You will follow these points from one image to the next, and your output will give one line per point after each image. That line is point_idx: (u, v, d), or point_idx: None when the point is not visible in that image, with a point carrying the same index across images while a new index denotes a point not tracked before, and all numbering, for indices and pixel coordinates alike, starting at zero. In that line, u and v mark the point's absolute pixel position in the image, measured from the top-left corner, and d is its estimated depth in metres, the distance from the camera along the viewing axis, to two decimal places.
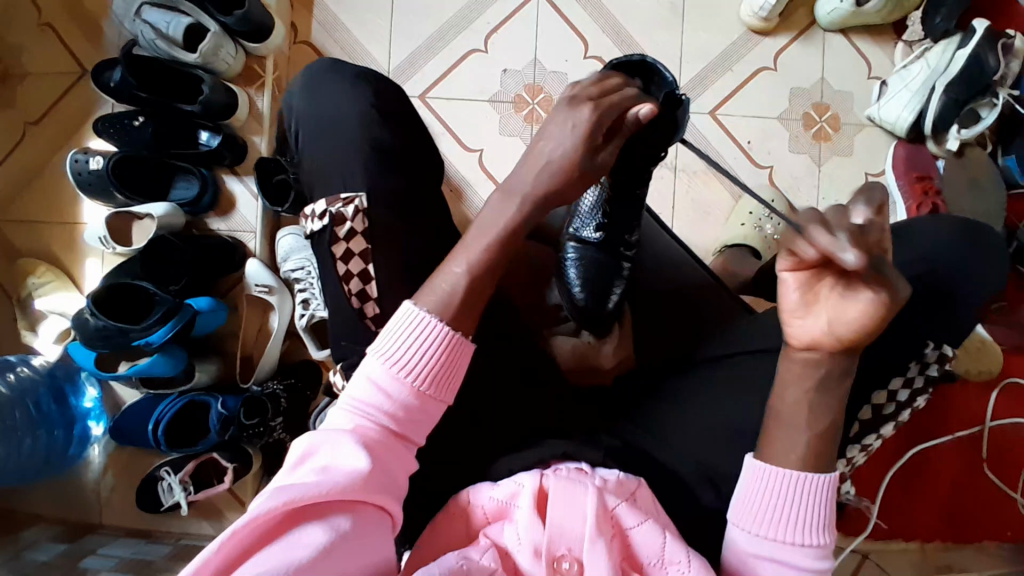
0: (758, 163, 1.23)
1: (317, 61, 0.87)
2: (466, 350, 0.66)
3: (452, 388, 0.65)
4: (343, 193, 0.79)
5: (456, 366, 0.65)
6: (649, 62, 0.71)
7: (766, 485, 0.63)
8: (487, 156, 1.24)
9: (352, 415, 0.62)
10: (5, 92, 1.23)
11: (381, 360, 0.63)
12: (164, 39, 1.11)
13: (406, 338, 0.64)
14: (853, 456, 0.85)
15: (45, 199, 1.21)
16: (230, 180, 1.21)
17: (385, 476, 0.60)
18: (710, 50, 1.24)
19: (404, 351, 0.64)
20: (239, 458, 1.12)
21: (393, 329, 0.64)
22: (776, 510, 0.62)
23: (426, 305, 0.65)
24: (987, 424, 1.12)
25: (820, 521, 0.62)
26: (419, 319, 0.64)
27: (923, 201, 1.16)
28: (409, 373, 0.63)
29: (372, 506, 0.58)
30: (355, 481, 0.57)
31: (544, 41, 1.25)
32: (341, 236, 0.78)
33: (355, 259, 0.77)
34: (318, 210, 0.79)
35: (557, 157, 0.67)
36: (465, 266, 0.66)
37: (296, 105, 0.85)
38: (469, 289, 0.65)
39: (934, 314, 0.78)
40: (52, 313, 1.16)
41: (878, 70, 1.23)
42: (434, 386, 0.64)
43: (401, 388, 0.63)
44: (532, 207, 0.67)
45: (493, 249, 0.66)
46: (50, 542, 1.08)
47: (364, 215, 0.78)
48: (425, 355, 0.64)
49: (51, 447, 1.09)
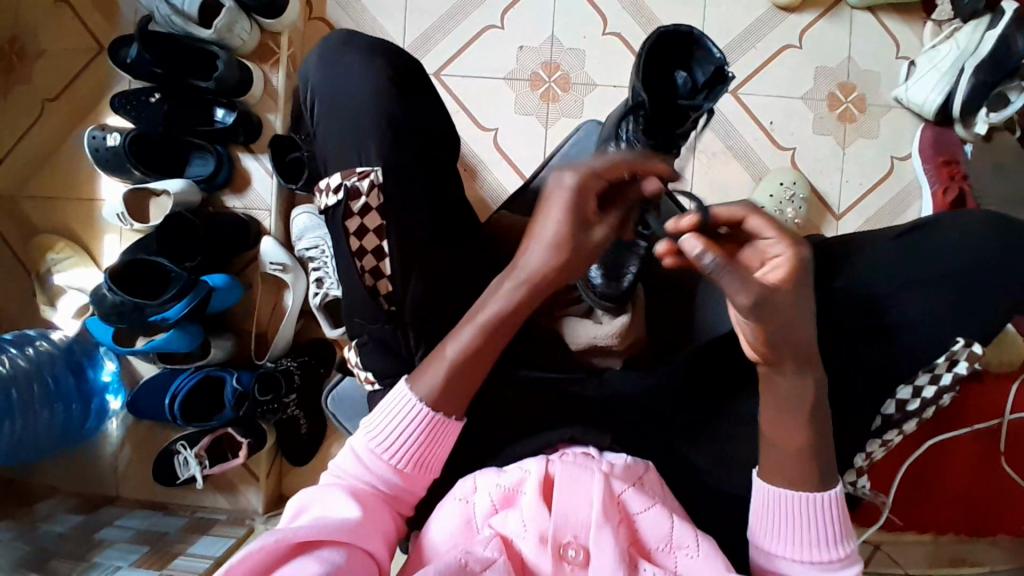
0: (781, 145, 1.20)
1: (331, 34, 0.84)
2: (449, 428, 0.68)
3: (434, 463, 0.69)
4: (359, 166, 0.78)
5: (440, 445, 0.68)
6: (696, 33, 0.81)
7: (773, 506, 0.63)
8: (502, 135, 1.22)
9: (333, 483, 0.67)
10: (24, 68, 1.23)
11: (363, 437, 0.68)
12: (179, 15, 1.10)
13: (392, 418, 0.68)
14: (874, 451, 0.79)
15: (63, 175, 1.22)
16: (246, 157, 1.20)
17: (372, 527, 0.64)
18: (732, 25, 1.21)
19: (386, 429, 0.68)
20: (252, 434, 1.14)
21: (381, 408, 0.69)
22: (793, 534, 0.63)
23: (420, 391, 0.68)
24: (1007, 417, 1.06)
25: (834, 537, 0.62)
26: (404, 400, 0.68)
27: (949, 185, 1.14)
28: (388, 451, 0.67)
29: (360, 552, 0.62)
30: (343, 527, 0.61)
31: (561, 17, 1.22)
32: (355, 211, 0.77)
33: (369, 235, 0.77)
34: (332, 183, 0.78)
35: (547, 238, 0.64)
36: (457, 350, 0.67)
37: (308, 78, 0.83)
38: (453, 377, 0.67)
39: (965, 308, 0.75)
40: (70, 288, 1.18)
41: (906, 49, 1.19)
42: (412, 463, 0.67)
43: (382, 465, 0.67)
44: (518, 297, 0.66)
45: (479, 335, 0.67)
46: (69, 513, 1.10)
47: (379, 190, 0.77)
48: (408, 436, 0.67)
49: (70, 420, 1.11)
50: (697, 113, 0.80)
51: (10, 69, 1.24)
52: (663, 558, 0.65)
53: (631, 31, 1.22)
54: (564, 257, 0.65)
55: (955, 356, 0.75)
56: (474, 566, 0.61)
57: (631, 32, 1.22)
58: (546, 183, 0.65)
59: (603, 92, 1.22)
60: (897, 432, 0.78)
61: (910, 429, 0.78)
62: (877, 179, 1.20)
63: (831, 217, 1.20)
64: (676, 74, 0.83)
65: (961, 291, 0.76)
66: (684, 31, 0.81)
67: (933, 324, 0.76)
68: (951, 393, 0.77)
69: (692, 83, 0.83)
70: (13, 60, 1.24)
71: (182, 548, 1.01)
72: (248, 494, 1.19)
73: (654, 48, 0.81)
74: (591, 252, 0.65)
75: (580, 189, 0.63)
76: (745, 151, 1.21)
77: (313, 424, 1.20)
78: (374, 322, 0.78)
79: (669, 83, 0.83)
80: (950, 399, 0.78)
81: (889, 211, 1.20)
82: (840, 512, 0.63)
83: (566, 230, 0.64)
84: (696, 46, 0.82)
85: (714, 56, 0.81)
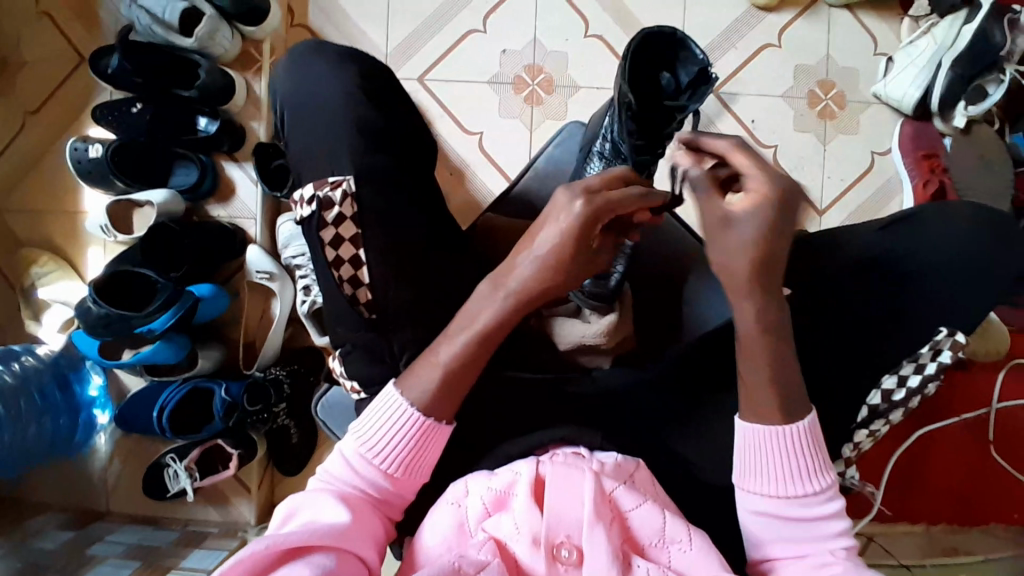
0: (764, 142, 1.21)
1: (299, 44, 0.84)
2: (439, 433, 0.68)
3: (425, 468, 0.69)
4: (331, 176, 0.78)
5: (429, 450, 0.68)
6: (680, 35, 0.81)
7: (755, 445, 0.65)
8: (487, 138, 1.23)
9: (321, 488, 0.67)
10: (4, 81, 1.23)
11: (352, 441, 0.68)
12: (161, 24, 1.11)
13: (380, 422, 0.68)
14: (860, 441, 0.78)
15: (46, 188, 1.21)
16: (229, 165, 1.20)
17: (362, 532, 0.64)
18: (713, 25, 1.22)
19: (375, 435, 0.67)
20: (243, 444, 1.13)
21: (370, 413, 0.69)
22: (777, 469, 0.64)
23: (410, 396, 0.67)
24: (994, 407, 1.09)
25: (811, 471, 0.64)
26: (393, 403, 0.68)
27: (930, 179, 1.15)
28: (378, 456, 0.67)
29: (351, 555, 0.62)
30: (333, 532, 0.61)
31: (543, 20, 1.23)
32: (329, 221, 0.77)
33: (345, 245, 0.77)
34: (306, 194, 0.78)
35: (541, 250, 0.64)
36: (450, 354, 0.67)
37: (280, 92, 0.83)
38: (443, 383, 0.67)
39: (947, 298, 0.76)
40: (55, 302, 1.17)
41: (884, 46, 1.21)
42: (401, 467, 0.67)
43: (371, 471, 0.67)
44: (511, 305, 0.66)
45: (473, 344, 0.66)
46: (59, 529, 1.09)
47: (353, 199, 0.77)
48: (398, 442, 0.67)
49: (56, 435, 1.09)
50: (682, 115, 0.82)
51: None
52: (657, 554, 0.65)
53: (613, 33, 1.23)
54: (553, 276, 0.64)
55: (938, 345, 0.76)
56: (467, 570, 0.61)
57: (613, 34, 1.23)
58: (551, 200, 0.64)
59: (587, 93, 1.22)
60: (882, 421, 0.77)
61: (896, 418, 0.77)
62: (860, 174, 1.21)
63: (814, 213, 1.21)
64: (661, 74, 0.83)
65: (943, 281, 0.77)
66: (668, 34, 0.80)
67: (917, 315, 0.76)
68: (936, 380, 0.77)
69: (676, 85, 0.83)
70: None
71: (174, 561, 1.00)
72: (240, 505, 1.18)
73: (640, 50, 0.80)
74: (579, 272, 0.65)
75: (589, 219, 0.62)
76: None
77: (303, 433, 1.19)
78: (357, 331, 0.77)
79: (653, 83, 0.83)
80: (935, 388, 0.77)
81: (872, 205, 1.21)
82: (819, 447, 0.65)
83: (561, 253, 0.63)
84: (679, 46, 0.82)
85: (697, 58, 0.81)
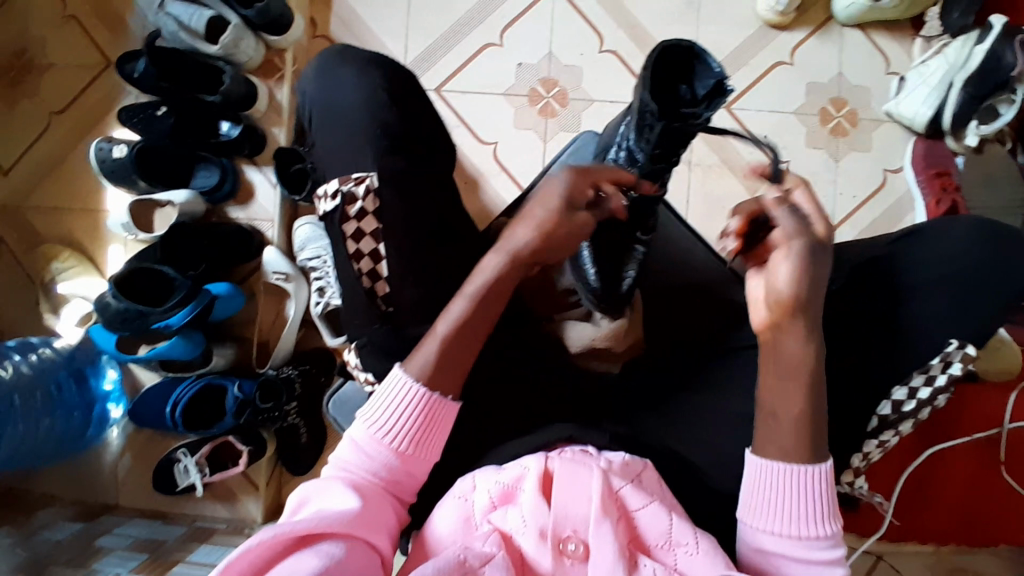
0: (775, 158, 1.23)
1: (327, 48, 0.87)
2: (444, 408, 0.70)
3: (434, 444, 0.70)
4: (354, 172, 0.80)
5: (438, 426, 0.70)
6: (698, 49, 0.76)
7: (772, 479, 0.64)
8: (502, 148, 1.25)
9: (334, 475, 0.68)
10: (34, 82, 1.26)
11: (362, 424, 0.69)
12: (187, 31, 1.15)
13: (388, 403, 0.69)
14: (870, 452, 0.80)
15: (70, 186, 1.24)
16: (250, 169, 1.22)
17: (373, 517, 0.64)
18: (727, 42, 1.24)
19: (385, 414, 0.69)
20: (253, 442, 1.15)
21: (377, 396, 0.70)
22: (777, 507, 0.64)
23: (412, 372, 0.69)
24: (1006, 426, 1.09)
25: (811, 515, 0.63)
26: (399, 384, 0.69)
27: (942, 197, 1.16)
28: (388, 435, 0.68)
29: (361, 541, 0.62)
30: (343, 519, 0.61)
31: (558, 34, 1.26)
32: (352, 215, 0.79)
33: (366, 239, 0.79)
34: (330, 190, 0.81)
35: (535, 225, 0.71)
36: (448, 326, 0.70)
37: (306, 92, 0.86)
38: (439, 362, 0.69)
39: (956, 310, 0.76)
40: (75, 297, 1.19)
41: (896, 66, 1.23)
42: (412, 444, 0.68)
43: (382, 451, 0.68)
44: (514, 260, 0.71)
45: (471, 305, 0.70)
46: (68, 522, 1.10)
47: (376, 195, 0.79)
48: (405, 419, 0.68)
49: (69, 426, 1.11)
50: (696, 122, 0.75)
51: (18, 83, 1.27)
52: (663, 556, 0.65)
53: (627, 49, 1.25)
54: (553, 233, 0.70)
55: (948, 357, 0.75)
56: (472, 562, 0.61)
57: (627, 49, 1.25)
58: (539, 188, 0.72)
59: (601, 106, 1.24)
60: (892, 432, 0.78)
61: (906, 430, 0.79)
62: (871, 192, 1.22)
63: None
64: (678, 87, 0.79)
65: (957, 293, 0.76)
66: (684, 48, 0.75)
67: (926, 324, 0.76)
68: (946, 393, 0.78)
69: (692, 96, 0.79)
70: (21, 73, 1.27)
71: (180, 556, 1.00)
72: (247, 504, 1.19)
73: (659, 61, 0.76)
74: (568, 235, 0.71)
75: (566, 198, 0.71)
76: (741, 166, 1.23)
77: (313, 433, 1.20)
78: (371, 324, 0.79)
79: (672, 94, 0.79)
80: (945, 400, 0.78)
81: (884, 222, 1.22)
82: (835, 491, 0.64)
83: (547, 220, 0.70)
84: (697, 60, 0.77)
85: (714, 71, 0.76)
